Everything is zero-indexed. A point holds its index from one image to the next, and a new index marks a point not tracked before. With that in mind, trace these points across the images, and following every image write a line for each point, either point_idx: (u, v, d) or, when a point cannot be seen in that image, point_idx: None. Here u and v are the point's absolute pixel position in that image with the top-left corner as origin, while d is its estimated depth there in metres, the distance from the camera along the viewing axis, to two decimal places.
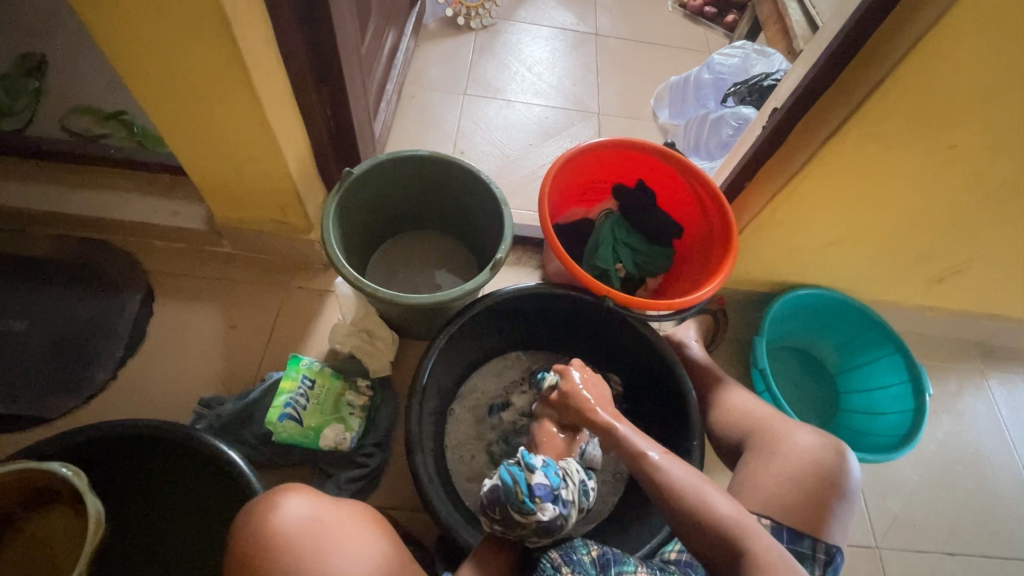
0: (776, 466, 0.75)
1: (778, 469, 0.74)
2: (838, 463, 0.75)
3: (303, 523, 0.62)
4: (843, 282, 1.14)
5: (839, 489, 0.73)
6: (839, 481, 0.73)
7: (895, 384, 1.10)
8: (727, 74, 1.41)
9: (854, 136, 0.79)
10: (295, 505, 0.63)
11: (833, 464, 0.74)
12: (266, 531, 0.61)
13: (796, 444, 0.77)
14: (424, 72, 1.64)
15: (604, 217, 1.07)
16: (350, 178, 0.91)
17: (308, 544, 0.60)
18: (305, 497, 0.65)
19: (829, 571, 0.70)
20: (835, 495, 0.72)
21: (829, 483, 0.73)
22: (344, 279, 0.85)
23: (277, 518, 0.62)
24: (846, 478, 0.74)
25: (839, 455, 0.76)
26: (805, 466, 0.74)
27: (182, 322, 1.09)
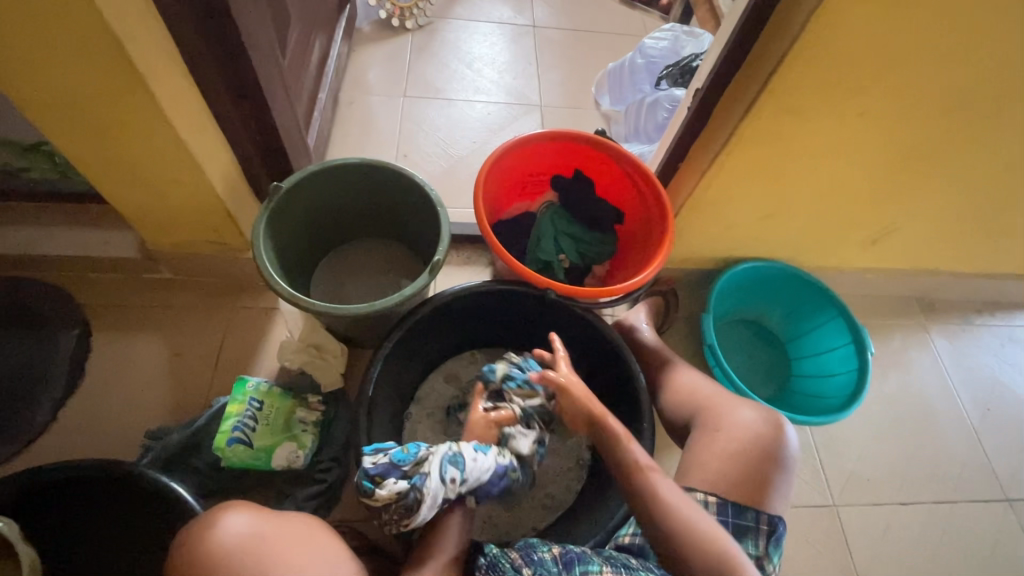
0: (719, 443, 0.76)
1: (721, 446, 0.76)
2: (776, 435, 0.77)
3: (243, 537, 0.60)
4: (783, 253, 1.17)
5: (778, 461, 0.75)
6: (777, 453, 0.75)
7: (840, 346, 1.14)
8: (658, 57, 1.43)
9: (768, 110, 0.81)
10: (236, 520, 0.62)
11: (771, 437, 0.76)
12: (205, 549, 0.60)
13: (737, 420, 0.79)
14: (362, 76, 1.61)
15: (545, 209, 1.08)
16: (279, 193, 0.90)
17: (250, 557, 0.59)
18: (248, 512, 0.63)
19: (773, 542, 0.72)
20: (774, 466, 0.74)
21: (768, 456, 0.75)
22: (280, 295, 0.83)
23: (218, 534, 0.61)
24: (784, 449, 0.76)
25: (777, 428, 0.77)
26: (746, 442, 0.76)
27: (123, 354, 1.06)
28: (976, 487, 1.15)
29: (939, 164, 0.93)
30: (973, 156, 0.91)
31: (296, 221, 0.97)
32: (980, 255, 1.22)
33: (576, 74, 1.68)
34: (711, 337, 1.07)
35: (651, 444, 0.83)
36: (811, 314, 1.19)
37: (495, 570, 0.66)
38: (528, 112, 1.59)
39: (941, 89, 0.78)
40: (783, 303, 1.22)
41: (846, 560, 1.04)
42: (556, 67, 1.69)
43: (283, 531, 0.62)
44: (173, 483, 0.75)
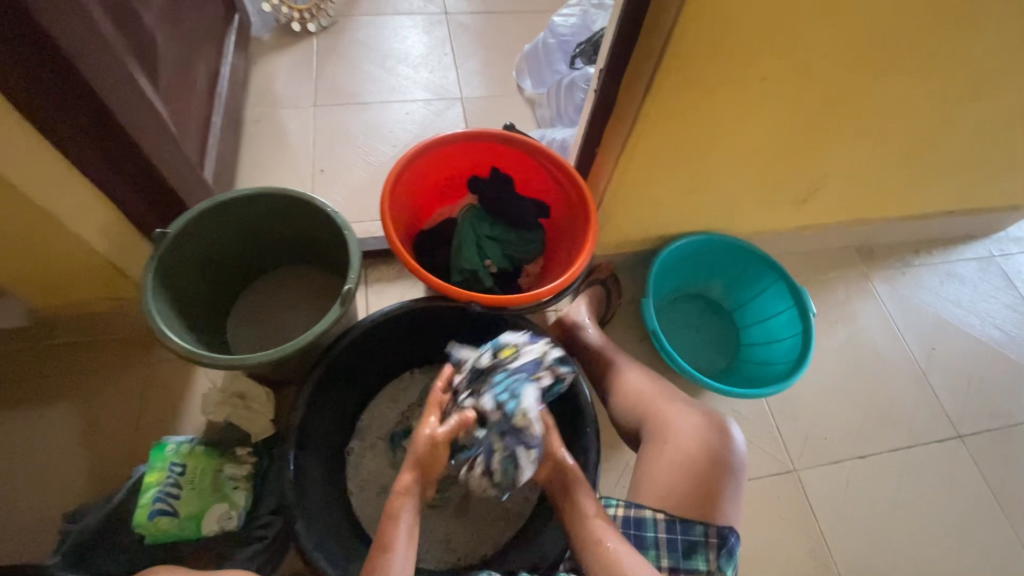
0: (666, 455, 0.75)
1: (670, 457, 0.75)
2: (722, 439, 0.76)
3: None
4: (716, 224, 1.15)
5: (727, 467, 0.74)
6: (726, 459, 0.74)
7: (784, 310, 1.12)
8: (569, 35, 1.37)
9: (667, 88, 0.77)
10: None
11: (718, 442, 0.75)
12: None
13: (683, 428, 0.78)
14: (267, 89, 1.51)
15: (465, 214, 1.02)
16: (165, 240, 0.82)
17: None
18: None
19: (725, 554, 0.69)
20: (723, 474, 0.73)
21: (716, 464, 0.74)
22: (177, 353, 0.76)
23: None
24: (732, 454, 0.75)
25: (724, 433, 0.76)
26: (695, 453, 0.74)
27: (29, 432, 0.97)
28: (929, 428, 1.16)
29: (850, 118, 0.91)
30: (882, 105, 0.89)
31: (193, 265, 0.90)
32: (910, 198, 1.22)
33: (495, 60, 1.61)
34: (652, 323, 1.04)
35: (597, 450, 0.81)
36: (752, 281, 1.17)
37: None
38: (449, 106, 1.52)
39: (837, 44, 0.75)
40: (724, 274, 1.21)
41: (812, 523, 1.05)
42: (473, 54, 1.62)
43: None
44: None
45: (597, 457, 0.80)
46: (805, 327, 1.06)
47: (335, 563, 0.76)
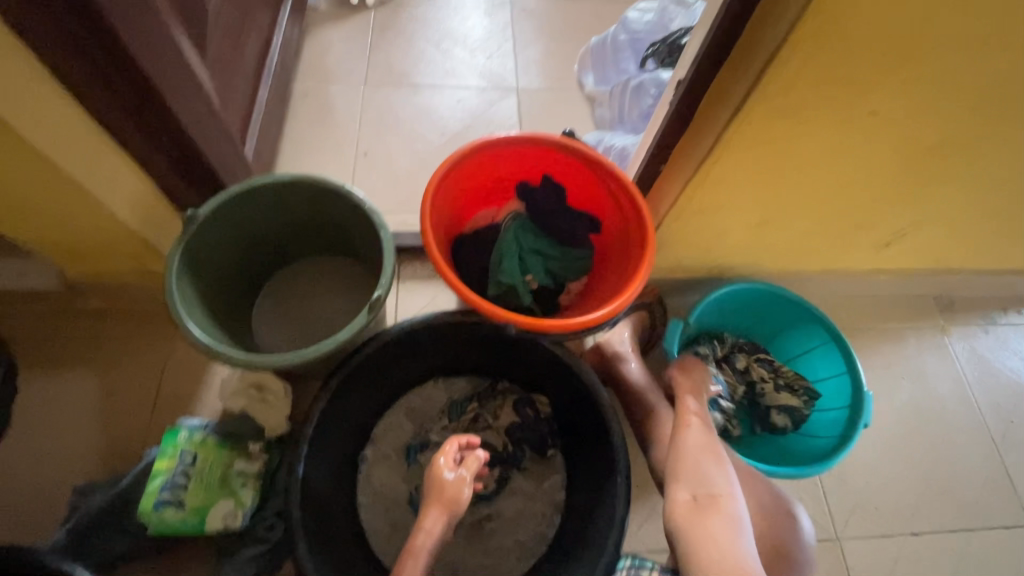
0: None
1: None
2: (791, 528, 0.75)
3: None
4: (783, 259, 1.04)
5: (794, 559, 0.72)
6: (795, 551, 0.73)
7: (834, 409, 1.00)
8: (643, 33, 1.27)
9: (760, 111, 0.67)
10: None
11: (788, 531, 0.74)
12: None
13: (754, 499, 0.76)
14: (320, 61, 1.46)
15: (509, 221, 0.95)
16: (195, 222, 0.78)
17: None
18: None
19: None
20: (791, 568, 0.72)
21: (784, 554, 0.72)
22: (194, 346, 0.72)
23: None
24: (801, 545, 0.74)
25: (792, 520, 0.75)
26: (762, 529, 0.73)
27: (51, 396, 0.97)
28: (997, 511, 1.04)
29: (965, 163, 0.79)
30: (1008, 152, 0.77)
31: (222, 249, 0.86)
32: (1010, 253, 1.07)
33: (557, 50, 1.51)
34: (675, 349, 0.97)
35: (626, 504, 0.74)
36: (799, 339, 1.07)
37: None
38: (503, 97, 1.43)
39: (973, 82, 0.63)
40: (794, 343, 1.08)
41: None
42: (534, 42, 1.52)
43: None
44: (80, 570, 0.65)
45: (625, 511, 0.73)
46: (857, 400, 0.96)
47: None
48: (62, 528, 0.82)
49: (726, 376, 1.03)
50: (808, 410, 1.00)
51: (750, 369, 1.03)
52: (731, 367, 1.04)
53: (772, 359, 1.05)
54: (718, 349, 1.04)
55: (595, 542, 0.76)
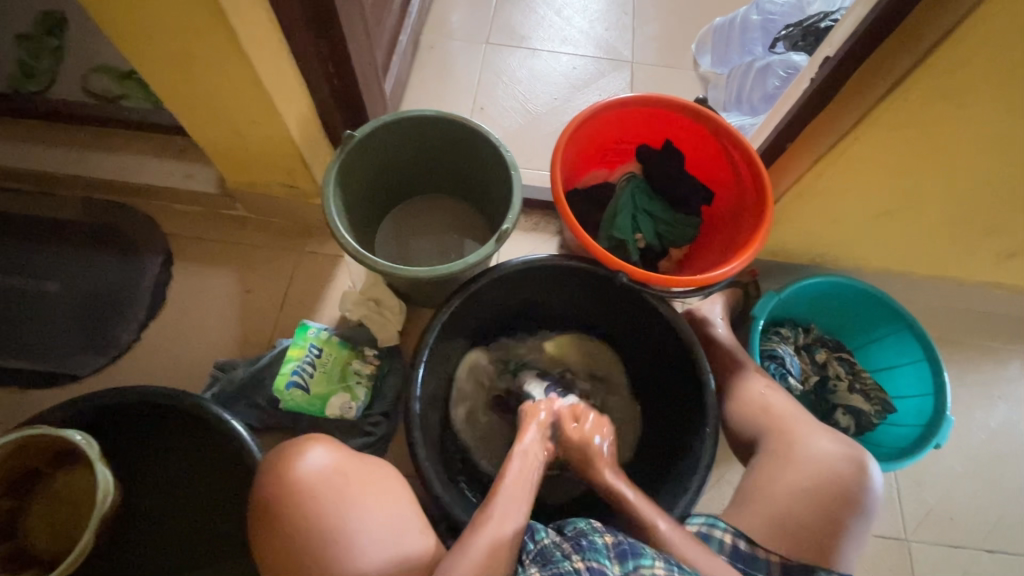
0: (786, 476, 0.72)
1: (790, 480, 0.72)
2: (859, 475, 0.71)
3: (323, 475, 0.63)
4: (894, 257, 1.02)
5: (857, 505, 0.70)
6: (861, 497, 0.70)
7: (906, 425, 0.97)
8: (777, 14, 1.25)
9: (919, 90, 0.68)
10: (319, 457, 0.64)
11: (856, 478, 0.71)
12: (287, 481, 0.62)
13: (815, 453, 0.74)
14: (445, 19, 1.49)
15: (625, 181, 0.99)
16: (351, 142, 0.88)
17: (328, 498, 0.62)
18: (326, 449, 0.66)
19: None
20: (853, 513, 0.70)
21: (849, 501, 0.70)
22: (343, 249, 0.82)
23: (301, 466, 0.63)
24: (867, 493, 0.71)
25: (861, 467, 0.72)
26: (820, 479, 0.71)
27: (198, 286, 1.11)
28: None
29: None
30: None
31: (364, 172, 0.95)
32: None
33: (677, 27, 1.49)
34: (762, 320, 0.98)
35: (712, 452, 0.78)
36: (869, 325, 1.05)
37: (543, 559, 0.59)
38: (617, 69, 1.44)
39: None
40: (881, 354, 1.05)
41: None
42: (655, 18, 1.51)
43: (360, 478, 0.65)
44: (231, 419, 0.78)
45: (710, 460, 0.77)
46: (938, 389, 0.94)
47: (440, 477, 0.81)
48: (206, 393, 0.96)
49: (803, 362, 1.03)
50: (877, 419, 0.99)
51: (828, 364, 1.04)
52: (809, 356, 1.04)
53: (853, 362, 1.04)
54: (800, 337, 1.05)
55: (676, 483, 0.80)
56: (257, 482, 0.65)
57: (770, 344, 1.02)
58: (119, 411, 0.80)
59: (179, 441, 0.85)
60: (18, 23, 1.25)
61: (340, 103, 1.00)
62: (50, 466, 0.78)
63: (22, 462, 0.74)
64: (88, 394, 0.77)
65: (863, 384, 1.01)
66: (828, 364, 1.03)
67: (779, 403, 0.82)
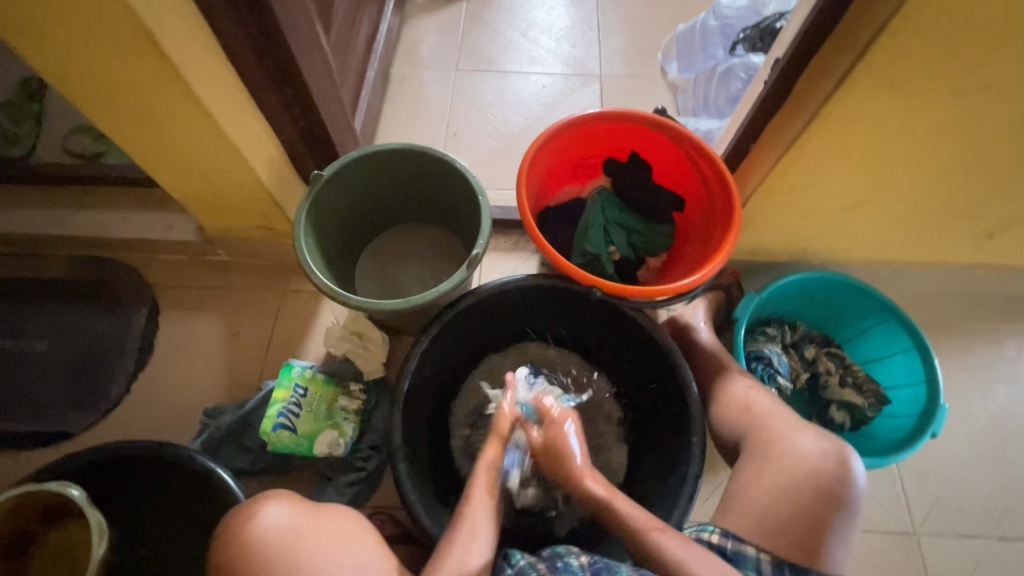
0: (768, 476, 0.71)
1: (769, 480, 0.71)
2: (840, 472, 0.70)
3: (281, 532, 0.61)
4: (873, 248, 1.02)
5: (839, 502, 0.68)
6: (843, 494, 0.69)
7: (901, 416, 0.96)
8: (735, 18, 1.25)
9: (864, 85, 0.69)
10: (272, 513, 0.62)
11: (836, 474, 0.70)
12: (246, 539, 0.61)
13: (794, 451, 0.73)
14: (414, 50, 1.52)
15: (595, 196, 1.00)
16: (319, 182, 0.89)
17: (283, 554, 0.59)
18: (285, 505, 0.64)
19: None
20: (835, 509, 0.68)
21: (831, 496, 0.68)
22: (316, 287, 0.82)
23: (256, 525, 0.62)
24: (849, 488, 0.69)
25: (842, 462, 0.71)
26: (800, 478, 0.70)
27: (185, 332, 1.12)
28: None
29: None
30: None
31: (337, 209, 0.97)
32: None
33: (640, 38, 1.51)
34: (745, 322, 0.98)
35: (700, 463, 0.78)
36: (856, 318, 1.04)
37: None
38: (586, 83, 1.46)
39: None
40: (871, 345, 1.04)
41: None
42: (619, 31, 1.53)
43: (318, 531, 0.62)
44: (217, 467, 0.78)
45: (700, 469, 0.77)
46: (930, 377, 0.93)
47: (429, 509, 0.79)
48: (196, 441, 0.96)
49: (792, 360, 1.02)
50: (871, 412, 0.97)
51: (817, 360, 1.03)
52: (798, 353, 1.03)
53: (842, 355, 1.03)
54: (787, 335, 1.04)
55: (667, 498, 0.80)
56: (217, 541, 0.63)
57: (756, 345, 1.01)
58: (110, 465, 0.80)
59: (171, 490, 0.84)
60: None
61: (309, 144, 1.02)
62: (42, 525, 0.78)
63: (17, 522, 0.74)
64: (80, 451, 0.78)
65: (854, 377, 1.00)
66: (816, 361, 1.02)
67: (758, 401, 0.82)
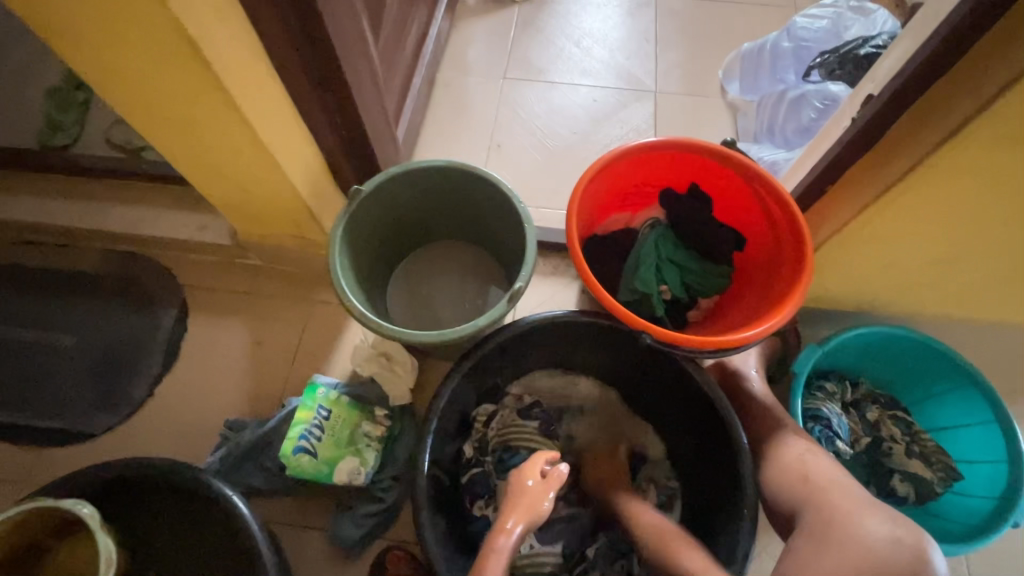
0: (829, 559, 0.63)
1: (831, 565, 0.62)
2: (917, 565, 0.61)
3: None
4: (954, 304, 0.92)
5: None
6: None
7: (976, 496, 0.86)
8: (812, 41, 1.17)
9: (984, 133, 0.60)
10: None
11: (911, 568, 0.61)
12: None
13: (860, 534, 0.64)
14: (461, 55, 1.46)
15: (648, 228, 0.93)
16: (359, 197, 0.85)
17: None
18: None
19: None
20: None
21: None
22: (347, 310, 0.78)
23: None
24: None
25: (920, 556, 0.62)
26: (867, 569, 0.61)
27: (211, 337, 1.09)
28: None
29: None
30: None
31: (375, 225, 0.93)
32: None
33: (700, 54, 1.42)
34: (804, 377, 0.89)
35: (751, 538, 0.70)
36: (927, 380, 0.94)
37: None
38: (639, 99, 1.38)
39: None
40: (943, 412, 0.94)
41: None
42: (677, 46, 1.44)
43: None
44: (233, 494, 0.75)
45: (751, 546, 0.70)
46: (1014, 456, 0.83)
47: (449, 560, 0.74)
48: (214, 454, 0.94)
49: (853, 422, 0.93)
50: (941, 487, 0.87)
51: (881, 424, 0.93)
52: (859, 415, 0.94)
53: (909, 420, 0.94)
54: (847, 393, 0.95)
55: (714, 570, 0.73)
56: None
57: (814, 402, 0.92)
58: (123, 482, 0.77)
59: (184, 510, 0.81)
60: (49, 81, 1.29)
61: (349, 153, 0.98)
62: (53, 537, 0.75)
63: (27, 535, 0.72)
64: (95, 466, 0.75)
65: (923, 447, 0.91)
66: (877, 423, 0.93)
67: (818, 469, 0.74)
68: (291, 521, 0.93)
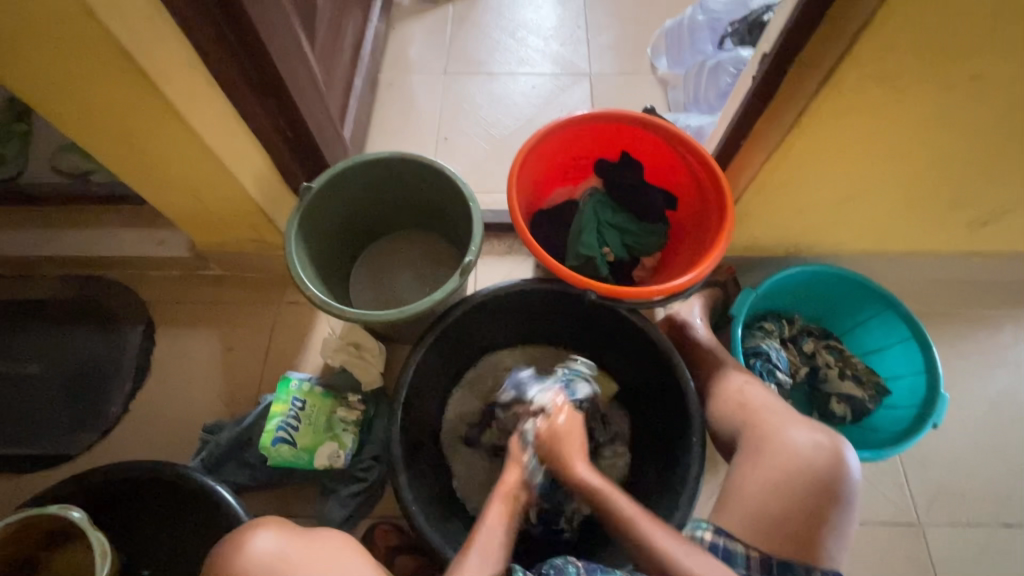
0: (762, 471, 0.71)
1: (764, 476, 0.70)
2: (835, 466, 0.70)
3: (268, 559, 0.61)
4: (866, 239, 1.02)
5: (834, 496, 0.68)
6: (837, 487, 0.68)
7: (902, 407, 0.95)
8: (722, 13, 1.28)
9: (854, 76, 0.68)
10: (261, 539, 0.63)
11: (830, 467, 0.69)
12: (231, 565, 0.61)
13: (786, 444, 0.72)
14: (403, 54, 1.51)
15: (588, 196, 1.00)
16: (309, 193, 0.88)
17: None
18: (273, 531, 0.64)
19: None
20: (830, 502, 0.68)
21: (828, 492, 0.68)
22: (309, 299, 0.82)
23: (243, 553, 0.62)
24: (844, 482, 0.69)
25: (836, 456, 0.70)
26: (795, 473, 0.69)
27: (181, 349, 1.11)
28: None
29: None
30: None
31: (329, 220, 0.97)
32: None
33: (629, 34, 1.50)
34: (742, 318, 0.97)
35: (700, 463, 0.77)
36: (853, 310, 1.04)
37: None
38: (576, 83, 1.45)
39: None
40: (871, 337, 1.04)
41: None
42: (607, 29, 1.52)
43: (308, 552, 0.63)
44: (217, 485, 0.78)
45: (699, 470, 0.77)
46: (929, 365, 0.93)
47: (430, 520, 0.79)
48: (196, 457, 0.96)
49: (791, 355, 1.02)
50: (871, 404, 0.97)
51: (816, 353, 1.02)
52: (797, 348, 1.03)
53: (840, 347, 1.03)
54: (785, 329, 1.03)
55: (670, 494, 0.81)
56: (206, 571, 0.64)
57: (754, 340, 1.00)
58: (108, 487, 0.80)
59: (170, 508, 0.84)
60: None
61: (298, 154, 1.02)
62: (45, 549, 0.78)
63: (19, 547, 0.74)
64: (80, 475, 0.78)
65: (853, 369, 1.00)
66: (812, 353, 1.02)
67: (751, 395, 0.81)
68: (277, 512, 0.97)
